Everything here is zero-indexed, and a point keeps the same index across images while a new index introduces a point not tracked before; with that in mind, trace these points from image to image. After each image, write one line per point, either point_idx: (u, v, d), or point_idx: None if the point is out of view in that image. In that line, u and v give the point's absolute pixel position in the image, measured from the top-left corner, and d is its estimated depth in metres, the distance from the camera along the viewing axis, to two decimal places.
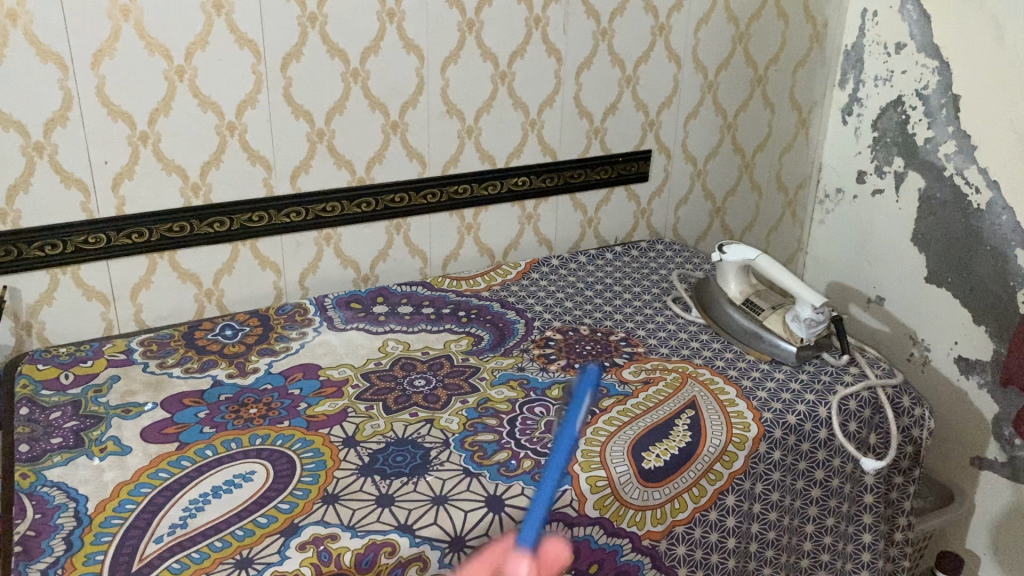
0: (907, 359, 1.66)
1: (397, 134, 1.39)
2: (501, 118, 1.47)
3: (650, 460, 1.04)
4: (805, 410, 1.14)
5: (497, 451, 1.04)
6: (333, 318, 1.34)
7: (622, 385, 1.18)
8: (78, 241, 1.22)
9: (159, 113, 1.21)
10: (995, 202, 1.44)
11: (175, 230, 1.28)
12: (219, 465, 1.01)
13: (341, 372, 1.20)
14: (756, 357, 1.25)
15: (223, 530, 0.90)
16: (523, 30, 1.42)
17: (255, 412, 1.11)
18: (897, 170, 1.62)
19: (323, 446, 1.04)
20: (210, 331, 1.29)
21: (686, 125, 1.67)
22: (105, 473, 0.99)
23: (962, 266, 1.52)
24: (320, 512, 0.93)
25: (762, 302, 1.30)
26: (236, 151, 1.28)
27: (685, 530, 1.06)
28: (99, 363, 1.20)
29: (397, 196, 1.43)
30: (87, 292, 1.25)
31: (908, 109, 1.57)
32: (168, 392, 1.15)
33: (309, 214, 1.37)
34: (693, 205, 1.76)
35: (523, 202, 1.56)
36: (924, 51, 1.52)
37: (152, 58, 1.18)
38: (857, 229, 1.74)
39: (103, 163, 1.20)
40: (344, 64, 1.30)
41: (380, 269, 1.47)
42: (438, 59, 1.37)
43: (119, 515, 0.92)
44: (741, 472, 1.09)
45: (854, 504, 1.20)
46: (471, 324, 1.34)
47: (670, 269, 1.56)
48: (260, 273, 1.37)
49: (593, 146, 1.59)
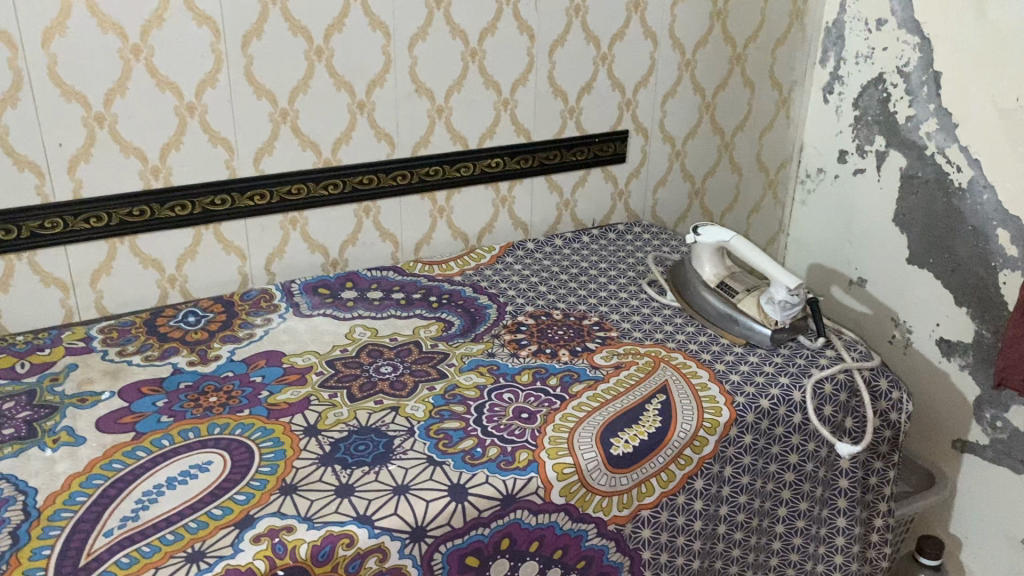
0: (888, 341, 1.64)
1: (364, 114, 1.36)
2: (472, 97, 1.44)
3: (619, 446, 1.02)
4: (778, 394, 1.11)
5: (463, 438, 1.01)
6: (300, 304, 1.31)
7: (593, 370, 1.15)
8: (33, 227, 1.18)
9: (115, 94, 1.17)
10: (977, 181, 1.42)
11: (135, 214, 1.25)
12: (175, 455, 0.97)
13: (305, 359, 1.17)
14: (731, 341, 1.23)
15: (175, 522, 0.87)
16: (494, 7, 1.39)
17: (214, 400, 1.08)
18: (879, 149, 1.59)
19: (283, 435, 1.01)
20: (172, 317, 1.26)
21: (664, 105, 1.64)
22: (57, 465, 0.96)
23: (943, 247, 1.49)
24: (277, 503, 0.90)
25: (737, 284, 1.27)
26: (196, 133, 1.24)
27: (652, 514, 1.05)
28: (57, 351, 1.17)
29: (365, 177, 1.40)
30: (44, 278, 1.22)
31: (889, 86, 1.54)
32: (126, 381, 1.11)
33: (274, 197, 1.34)
34: (672, 186, 1.73)
35: (497, 184, 1.53)
36: (905, 27, 1.49)
37: (105, 36, 1.14)
38: (840, 209, 1.70)
39: (57, 145, 1.16)
40: (307, 42, 1.27)
41: (350, 253, 1.44)
42: (405, 36, 1.34)
43: (69, 508, 0.89)
44: (711, 457, 1.07)
45: (828, 488, 1.18)
46: (442, 309, 1.31)
47: (646, 252, 1.53)
48: (225, 258, 1.34)
49: (568, 126, 1.56)
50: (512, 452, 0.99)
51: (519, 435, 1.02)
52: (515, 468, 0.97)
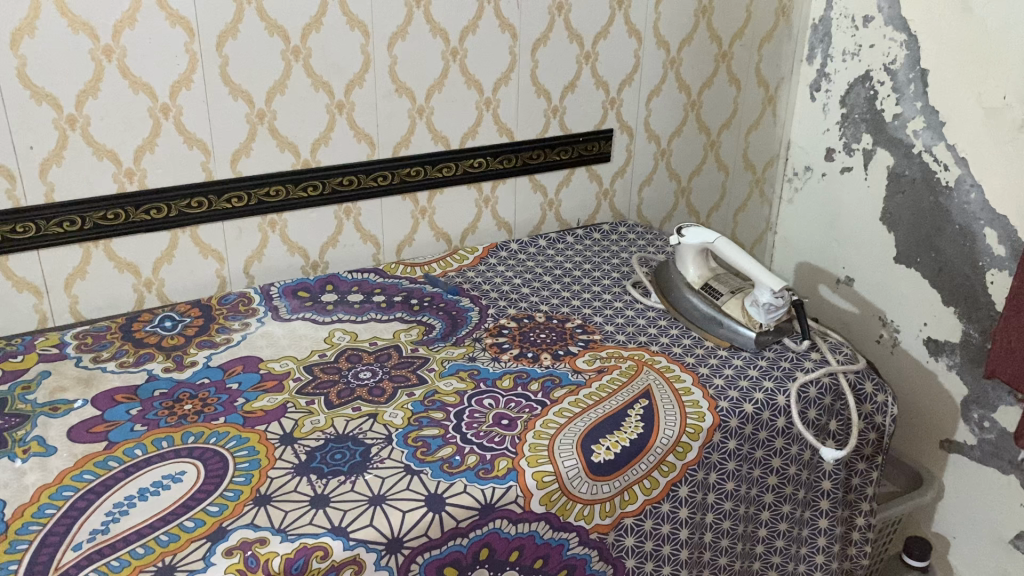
0: (876, 340, 1.63)
1: (343, 115, 1.34)
2: (454, 97, 1.42)
3: (600, 453, 1.00)
4: (763, 398, 1.10)
5: (441, 446, 0.99)
6: (279, 308, 1.29)
7: (575, 375, 1.14)
8: (4, 232, 1.16)
9: (87, 95, 1.15)
10: (964, 180, 1.40)
11: (109, 218, 1.22)
12: (147, 465, 0.95)
13: (282, 365, 1.15)
14: (715, 344, 1.21)
15: (146, 535, 0.85)
16: (474, 5, 1.37)
17: (189, 408, 1.06)
18: (866, 147, 1.58)
19: (258, 444, 0.99)
20: (148, 322, 1.24)
21: (649, 103, 1.62)
22: (26, 476, 0.94)
23: (930, 247, 1.48)
24: (250, 515, 0.88)
25: (721, 286, 1.26)
26: (171, 134, 1.22)
27: (635, 521, 1.04)
28: (30, 358, 1.15)
29: (345, 178, 1.38)
30: (17, 283, 1.20)
31: (876, 84, 1.53)
32: (99, 389, 1.09)
33: (251, 199, 1.32)
34: (657, 185, 1.71)
35: (480, 184, 1.51)
36: (892, 24, 1.47)
37: (76, 37, 1.11)
38: (826, 208, 1.69)
39: (28, 148, 1.14)
40: (283, 41, 1.25)
41: (330, 255, 1.43)
42: (384, 36, 1.31)
43: (37, 521, 0.87)
44: (694, 462, 1.06)
45: (811, 490, 1.17)
46: (423, 313, 1.30)
47: (631, 252, 1.52)
48: (202, 261, 1.32)
49: (552, 126, 1.54)
50: (491, 460, 0.97)
51: (499, 443, 1.00)
52: (494, 477, 0.95)
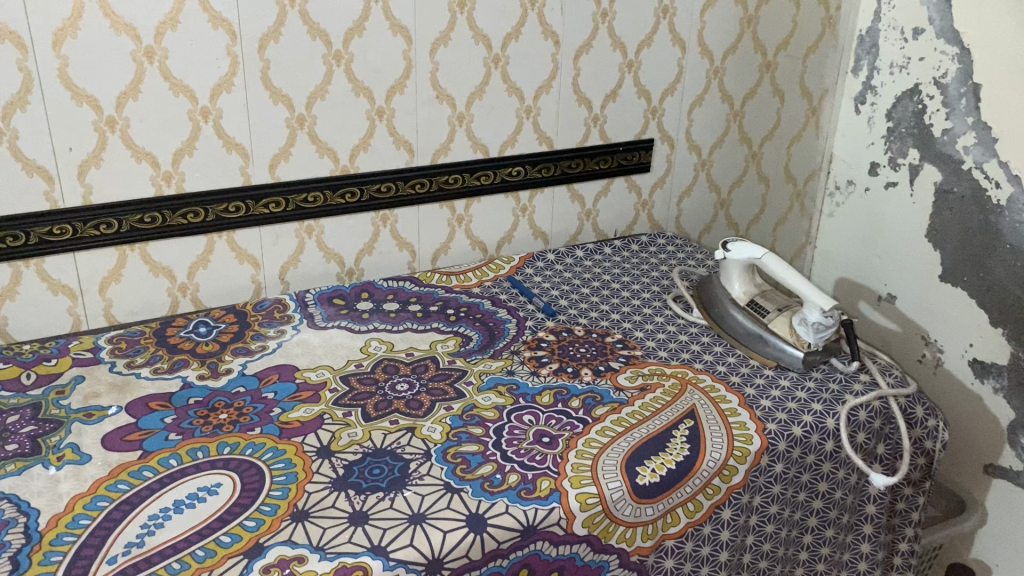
0: (918, 360, 1.58)
1: (383, 121, 1.32)
2: (494, 104, 1.40)
3: (645, 475, 0.98)
4: (812, 420, 1.07)
5: (482, 464, 0.97)
6: (314, 315, 1.28)
7: (617, 393, 1.11)
8: (42, 233, 1.15)
9: (127, 97, 1.14)
10: (1017, 198, 1.36)
11: (146, 221, 1.21)
12: (183, 476, 0.93)
13: (319, 375, 1.13)
14: (760, 362, 1.18)
15: (182, 550, 0.83)
16: (518, 11, 1.34)
17: (224, 418, 1.04)
18: (912, 162, 1.53)
19: (295, 456, 0.97)
20: (183, 328, 1.23)
21: (691, 113, 1.60)
22: (60, 484, 0.92)
23: (979, 266, 1.44)
24: (287, 531, 0.86)
25: (768, 303, 1.23)
26: (210, 138, 1.21)
27: (676, 544, 1.01)
28: (64, 362, 1.14)
29: (383, 185, 1.36)
30: (51, 286, 1.18)
31: (925, 98, 1.48)
32: (134, 395, 1.07)
33: (289, 205, 1.30)
34: (697, 197, 1.71)
35: (517, 193, 1.49)
36: (944, 36, 1.43)
37: (118, 37, 1.10)
38: (867, 223, 1.65)
39: (67, 149, 1.13)
40: (325, 46, 1.23)
41: (365, 262, 1.41)
42: (427, 41, 1.29)
43: (72, 531, 0.85)
44: (740, 486, 1.03)
45: (855, 514, 1.13)
46: (459, 323, 1.27)
47: (670, 265, 1.48)
48: (237, 267, 1.30)
49: (592, 134, 1.51)
50: (533, 480, 0.95)
51: (541, 462, 0.97)
52: (536, 497, 0.92)
